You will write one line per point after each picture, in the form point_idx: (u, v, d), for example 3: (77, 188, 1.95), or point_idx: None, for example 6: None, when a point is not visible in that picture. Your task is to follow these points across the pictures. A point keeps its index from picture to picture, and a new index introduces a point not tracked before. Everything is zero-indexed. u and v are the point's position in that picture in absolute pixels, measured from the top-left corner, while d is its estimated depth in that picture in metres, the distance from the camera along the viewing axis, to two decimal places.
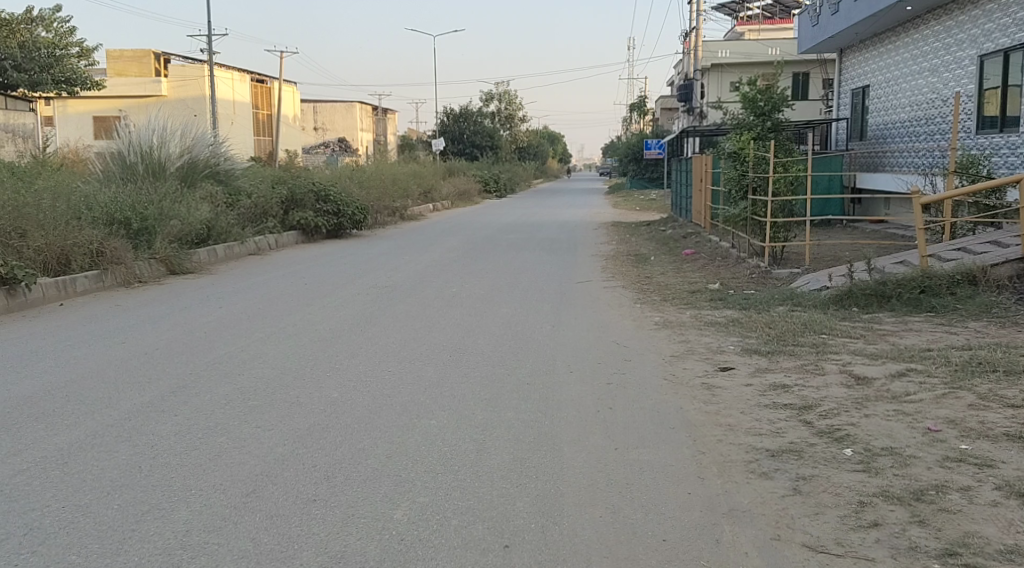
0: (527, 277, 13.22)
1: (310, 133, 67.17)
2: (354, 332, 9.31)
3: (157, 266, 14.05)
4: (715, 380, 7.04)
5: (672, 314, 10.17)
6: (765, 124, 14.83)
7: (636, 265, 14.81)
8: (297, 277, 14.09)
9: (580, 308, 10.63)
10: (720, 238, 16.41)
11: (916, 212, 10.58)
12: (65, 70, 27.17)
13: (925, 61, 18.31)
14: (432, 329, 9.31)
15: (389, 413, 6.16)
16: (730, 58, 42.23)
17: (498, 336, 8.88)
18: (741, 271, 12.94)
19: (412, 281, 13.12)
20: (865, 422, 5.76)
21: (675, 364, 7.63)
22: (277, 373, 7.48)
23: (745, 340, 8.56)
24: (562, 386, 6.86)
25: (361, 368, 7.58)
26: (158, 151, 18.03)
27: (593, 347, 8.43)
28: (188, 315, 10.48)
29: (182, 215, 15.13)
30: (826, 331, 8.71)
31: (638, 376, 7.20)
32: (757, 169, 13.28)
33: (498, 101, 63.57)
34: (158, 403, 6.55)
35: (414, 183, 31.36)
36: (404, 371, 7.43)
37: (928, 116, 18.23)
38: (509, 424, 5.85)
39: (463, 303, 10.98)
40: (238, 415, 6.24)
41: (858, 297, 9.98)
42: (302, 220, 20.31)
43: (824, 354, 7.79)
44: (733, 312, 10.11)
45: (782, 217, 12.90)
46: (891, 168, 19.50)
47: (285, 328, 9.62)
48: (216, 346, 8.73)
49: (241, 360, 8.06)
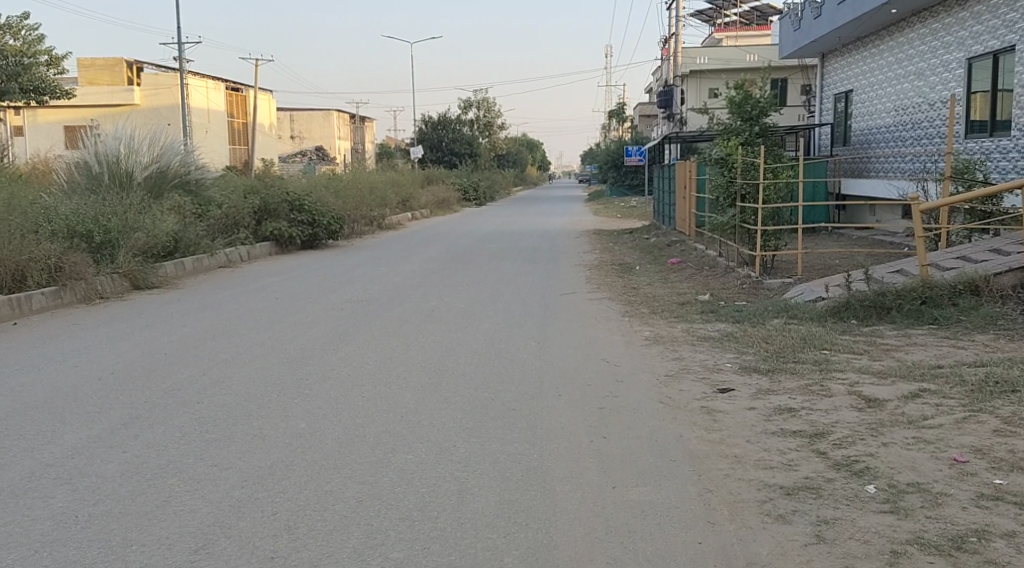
0: (509, 289, 12.69)
1: (286, 141, 66.16)
2: (326, 352, 8.73)
3: (120, 282, 13.39)
4: (716, 403, 6.51)
5: (662, 329, 9.65)
6: (753, 129, 14.35)
7: (621, 275, 14.28)
8: (269, 290, 13.48)
9: (565, 323, 10.08)
10: (706, 246, 15.93)
11: (915, 220, 10.13)
12: (33, 79, 26.28)
13: (911, 65, 17.94)
14: (409, 349, 8.74)
15: (361, 447, 5.61)
16: (709, 64, 42.02)
17: (479, 355, 8.33)
18: (731, 281, 12.46)
19: (389, 295, 12.54)
20: (885, 452, 5.25)
21: (670, 385, 7.10)
22: (240, 400, 6.91)
23: (742, 356, 8.05)
24: (551, 412, 6.33)
25: (332, 394, 7.01)
26: (125, 160, 17.39)
27: (582, 366, 7.90)
28: (148, 335, 9.85)
29: (148, 227, 14.49)
30: (827, 346, 8.22)
31: (632, 399, 6.69)
32: (746, 175, 12.78)
33: (476, 108, 63.07)
34: (105, 438, 5.95)
35: (392, 192, 30.72)
36: (378, 397, 6.87)
37: (914, 121, 17.87)
38: (494, 458, 5.32)
39: (441, 319, 10.41)
40: (195, 450, 5.67)
41: (856, 309, 9.50)
42: (275, 230, 19.66)
43: (829, 372, 7.30)
44: (727, 326, 9.60)
45: (772, 226, 12.43)
46: (877, 174, 19.14)
47: (252, 348, 9.04)
48: (176, 369, 8.11)
49: (202, 385, 7.46)
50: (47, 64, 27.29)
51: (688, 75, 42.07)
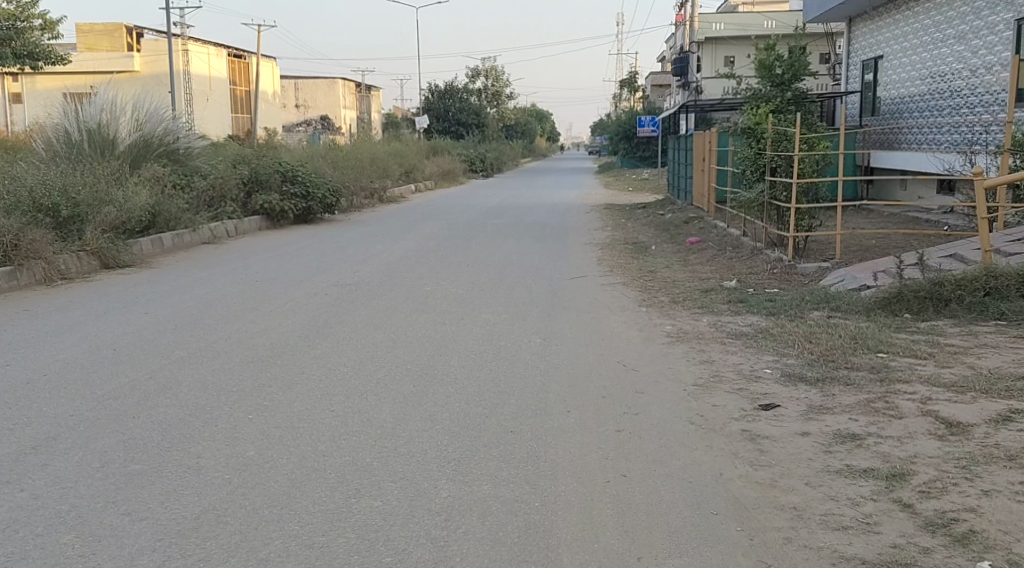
0: (513, 273, 11.49)
1: (292, 110, 65.24)
2: (299, 350, 7.54)
3: (87, 261, 12.25)
4: (760, 425, 5.31)
5: (685, 322, 8.45)
6: (785, 96, 12.98)
7: (635, 256, 13.06)
8: (249, 271, 12.31)
9: (575, 314, 8.90)
10: (727, 224, 14.68)
11: (979, 198, 8.84)
12: (27, 44, 24.92)
13: (951, 28, 16.55)
14: (394, 347, 7.54)
15: (317, 486, 4.47)
16: (726, 31, 40.65)
17: (475, 357, 7.16)
18: (759, 264, 11.23)
19: (380, 278, 11.36)
20: (990, 506, 4.08)
21: (702, 398, 5.91)
22: (183, 414, 5.76)
23: (783, 360, 6.84)
24: (559, 437, 5.15)
25: (295, 406, 5.85)
26: (107, 127, 16.20)
27: (594, 370, 6.70)
28: (101, 323, 8.70)
29: (120, 200, 13.30)
30: (883, 348, 7.00)
31: (656, 418, 5.49)
32: (777, 146, 11.49)
33: (484, 77, 61.59)
34: (2, 468, 4.81)
35: (394, 163, 29.44)
36: (349, 412, 5.69)
37: (952, 89, 16.52)
38: (484, 507, 4.18)
39: (434, 309, 9.23)
40: (111, 487, 4.55)
41: (910, 300, 8.27)
42: (266, 203, 18.45)
43: (891, 384, 6.09)
44: (759, 319, 8.41)
45: (806, 203, 11.16)
46: (910, 146, 17.83)
47: (215, 342, 7.85)
48: (119, 370, 6.96)
49: (144, 392, 6.31)
50: (42, 28, 25.84)
51: (704, 43, 40.82)
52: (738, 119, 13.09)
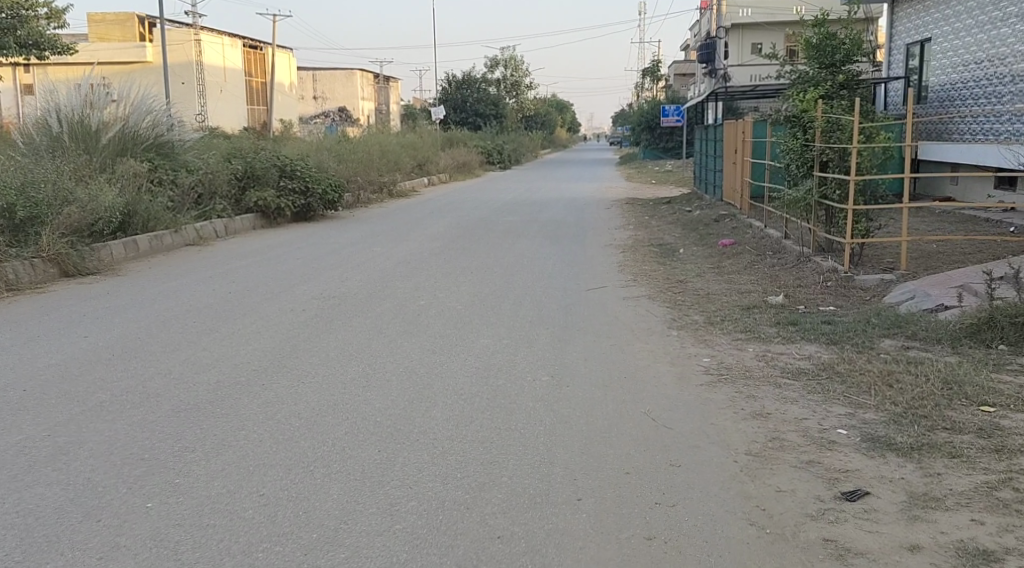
0: (523, 284, 9.97)
1: (309, 102, 63.36)
2: (247, 392, 6.05)
3: (43, 269, 10.91)
4: (848, 530, 3.84)
5: (727, 352, 6.90)
6: (837, 79, 11.22)
7: (661, 262, 11.49)
8: (224, 279, 10.87)
9: (592, 339, 7.39)
10: (764, 225, 13.06)
11: None
12: (31, 33, 23.33)
13: (1012, 6, 14.79)
14: (366, 390, 6.07)
15: None
16: (753, 18, 38.94)
17: (465, 404, 5.65)
18: (808, 273, 9.67)
19: (371, 290, 9.88)
20: None
21: (760, 477, 4.40)
22: (64, 498, 4.31)
23: (859, 415, 5.30)
24: (566, 552, 3.68)
25: (216, 487, 4.38)
26: (85, 118, 14.69)
27: (615, 427, 5.18)
28: (25, 352, 7.28)
29: (86, 200, 11.84)
30: (989, 398, 5.43)
31: (703, 513, 4.00)
32: (830, 138, 9.90)
33: (504, 67, 59.97)
34: None
35: (406, 155, 27.89)
36: (286, 499, 4.21)
37: (1014, 73, 14.78)
38: None
39: (425, 333, 7.71)
40: None
41: (1006, 328, 6.67)
42: (260, 200, 16.99)
43: (1013, 457, 4.55)
44: (818, 349, 6.87)
45: (863, 204, 9.64)
46: (963, 137, 16.09)
47: (150, 381, 6.38)
48: (16, 423, 5.52)
49: (31, 458, 4.88)
50: (46, 17, 24.26)
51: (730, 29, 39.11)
52: (781, 107, 11.43)
